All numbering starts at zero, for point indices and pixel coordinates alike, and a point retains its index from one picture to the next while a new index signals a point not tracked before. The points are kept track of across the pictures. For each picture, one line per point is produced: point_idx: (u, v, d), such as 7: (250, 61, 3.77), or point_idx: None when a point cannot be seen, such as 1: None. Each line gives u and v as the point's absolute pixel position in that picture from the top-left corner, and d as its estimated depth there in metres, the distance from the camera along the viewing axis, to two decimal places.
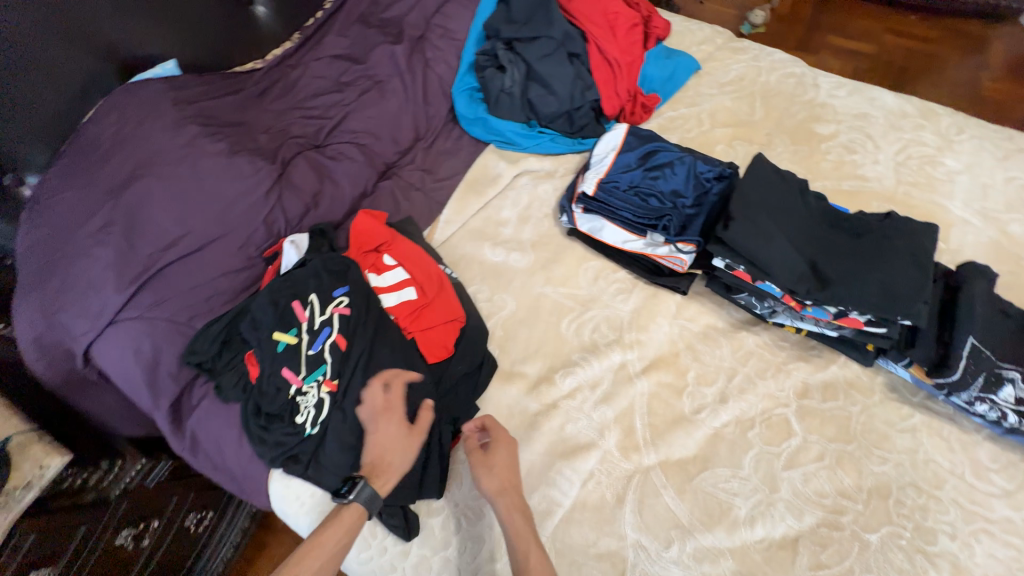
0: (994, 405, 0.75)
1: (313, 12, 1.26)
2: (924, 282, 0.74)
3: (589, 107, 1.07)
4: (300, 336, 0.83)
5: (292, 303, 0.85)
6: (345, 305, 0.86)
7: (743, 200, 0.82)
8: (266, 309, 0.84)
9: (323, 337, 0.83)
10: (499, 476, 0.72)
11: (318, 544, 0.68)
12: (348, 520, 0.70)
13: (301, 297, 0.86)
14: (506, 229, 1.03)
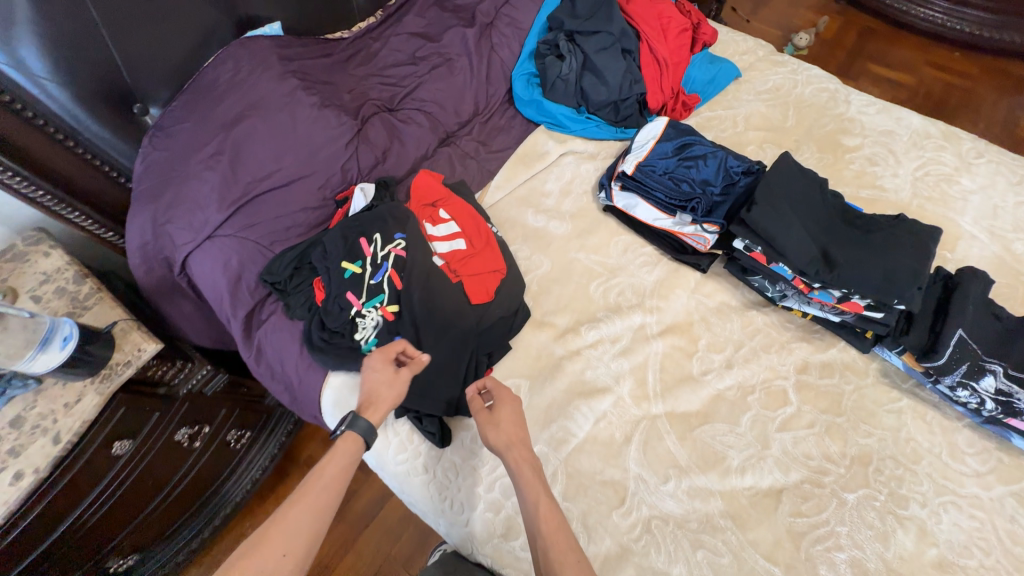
0: (974, 392, 0.84)
1: None
2: (923, 273, 0.83)
3: (635, 100, 1.18)
4: (363, 267, 0.96)
5: (359, 239, 0.98)
6: (403, 247, 0.99)
7: (767, 189, 0.92)
8: (337, 241, 0.99)
9: (383, 272, 0.96)
10: (507, 430, 0.78)
11: (317, 476, 0.73)
12: (345, 450, 0.76)
13: (365, 236, 0.99)
14: (548, 200, 1.15)
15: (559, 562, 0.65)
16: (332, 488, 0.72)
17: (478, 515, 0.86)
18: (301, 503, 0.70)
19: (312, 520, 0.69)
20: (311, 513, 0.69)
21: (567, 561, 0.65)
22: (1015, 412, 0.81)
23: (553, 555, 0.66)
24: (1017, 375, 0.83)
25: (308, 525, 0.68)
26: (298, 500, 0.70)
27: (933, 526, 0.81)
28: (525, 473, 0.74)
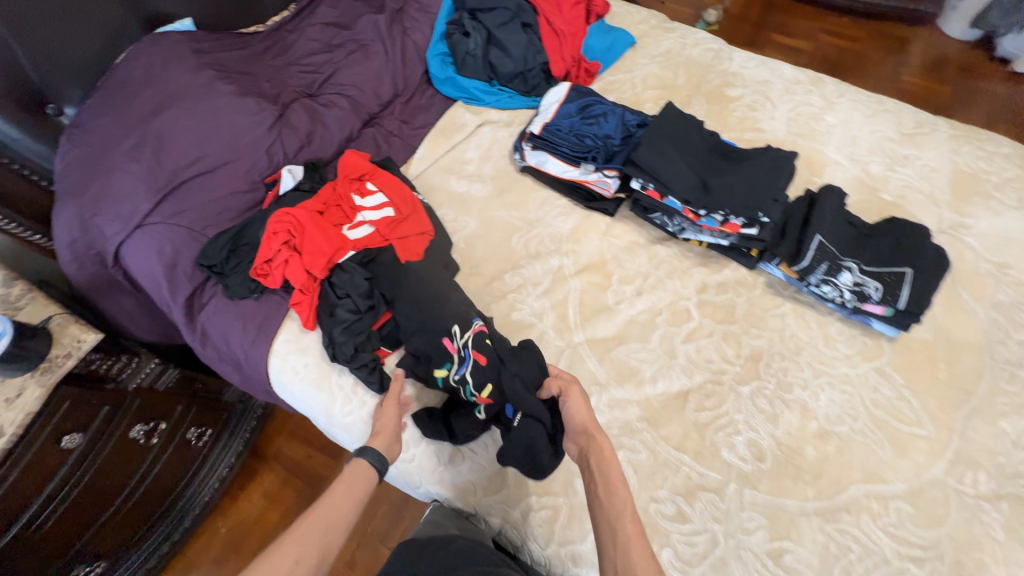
0: (835, 286, 0.98)
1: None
2: (776, 188, 0.99)
3: (540, 69, 1.30)
4: (450, 367, 0.93)
5: (442, 340, 0.93)
6: (481, 325, 0.96)
7: (654, 133, 1.05)
8: (424, 346, 0.95)
9: (467, 366, 0.90)
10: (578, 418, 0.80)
11: (330, 496, 0.76)
12: (348, 473, 0.80)
13: (448, 330, 0.94)
14: (469, 166, 1.24)
15: (639, 567, 0.64)
16: (340, 515, 0.74)
17: (422, 453, 0.95)
18: (314, 520, 0.72)
19: (318, 543, 0.70)
20: (320, 532, 0.71)
21: (645, 570, 0.64)
22: (867, 298, 0.96)
23: (636, 561, 0.64)
24: (869, 270, 0.98)
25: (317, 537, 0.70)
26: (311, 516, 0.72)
27: (814, 404, 0.95)
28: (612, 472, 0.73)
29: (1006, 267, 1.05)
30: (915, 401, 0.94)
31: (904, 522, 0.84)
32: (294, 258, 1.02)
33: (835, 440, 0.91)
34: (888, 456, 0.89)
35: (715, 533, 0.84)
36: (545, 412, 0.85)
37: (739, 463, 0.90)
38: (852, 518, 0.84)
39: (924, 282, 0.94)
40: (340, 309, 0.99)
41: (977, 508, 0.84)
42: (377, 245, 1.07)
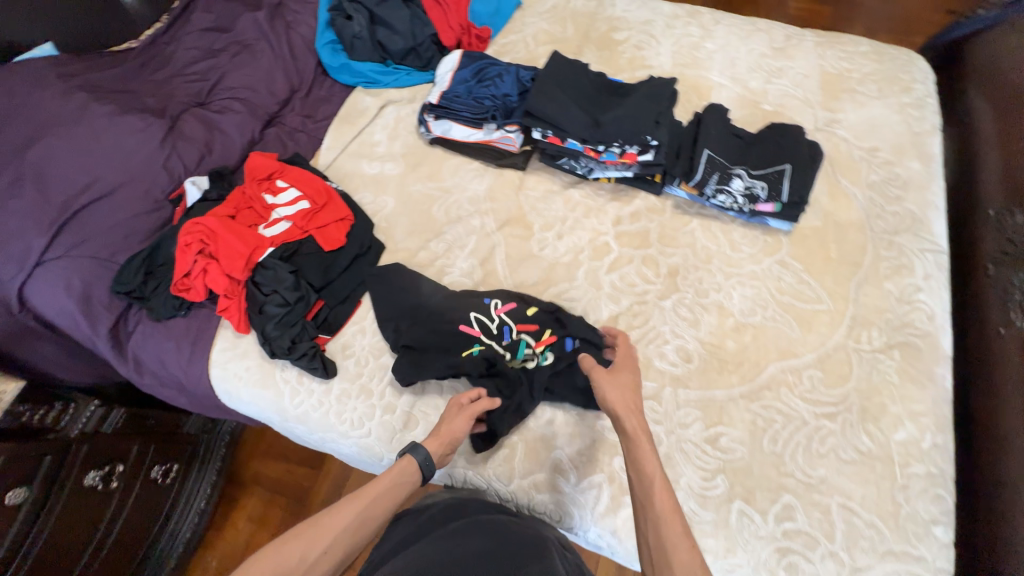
0: (729, 194, 1.06)
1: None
2: (657, 111, 1.07)
3: (429, 41, 1.32)
4: (485, 344, 0.99)
5: (460, 327, 0.99)
6: (501, 304, 1.02)
7: (543, 81, 1.11)
8: (431, 338, 0.98)
9: (512, 333, 0.99)
10: (616, 399, 0.78)
11: (371, 486, 0.72)
12: (399, 468, 0.76)
13: (465, 318, 1.01)
14: (379, 148, 1.25)
15: (672, 542, 0.64)
16: (381, 506, 0.71)
17: (378, 425, 0.96)
18: (354, 509, 0.69)
19: (351, 534, 0.67)
20: (355, 523, 0.68)
21: (680, 547, 0.63)
22: (757, 199, 1.05)
23: (665, 535, 0.65)
24: (755, 174, 1.07)
25: (351, 527, 0.67)
26: (348, 506, 0.69)
27: (729, 303, 1.03)
28: (642, 449, 0.73)
29: (875, 152, 1.17)
30: (813, 281, 1.04)
31: (816, 386, 0.93)
32: (212, 265, 1.00)
33: (750, 330, 1.00)
34: (796, 334, 0.99)
35: (657, 434, 0.91)
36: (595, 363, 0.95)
37: (670, 368, 0.97)
38: (773, 393, 0.93)
39: (801, 176, 1.04)
40: (269, 305, 0.99)
41: (874, 361, 0.95)
42: (297, 238, 1.08)
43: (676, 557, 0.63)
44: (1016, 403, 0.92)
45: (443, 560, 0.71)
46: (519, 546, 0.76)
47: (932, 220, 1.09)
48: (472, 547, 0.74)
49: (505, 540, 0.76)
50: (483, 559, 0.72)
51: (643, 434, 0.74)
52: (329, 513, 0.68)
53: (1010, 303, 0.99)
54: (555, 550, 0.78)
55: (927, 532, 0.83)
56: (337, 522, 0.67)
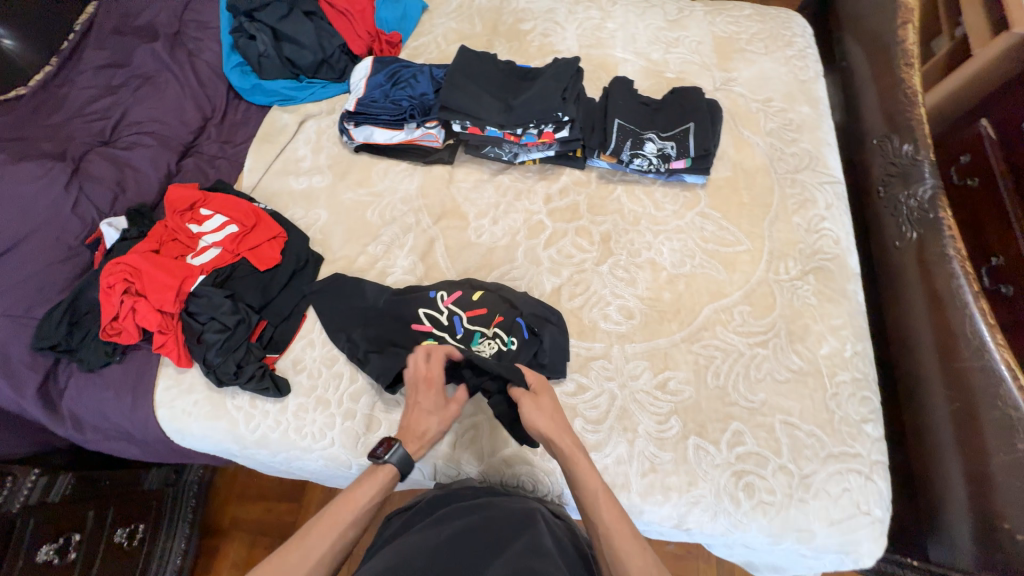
0: (644, 157, 1.13)
1: (58, 28, 1.27)
2: (561, 88, 1.12)
3: (339, 52, 1.33)
4: (441, 337, 1.00)
5: (413, 325, 1.01)
6: (449, 296, 1.03)
7: (453, 75, 1.15)
8: (393, 328, 1.02)
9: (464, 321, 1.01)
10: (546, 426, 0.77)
11: (351, 500, 0.72)
12: (378, 479, 0.75)
13: (416, 316, 1.02)
14: (304, 163, 1.25)
15: (625, 552, 0.67)
16: (362, 520, 0.72)
17: (340, 433, 0.95)
18: (334, 529, 0.69)
19: (331, 552, 0.68)
20: (336, 541, 0.69)
21: (632, 555, 0.66)
22: (669, 157, 1.12)
23: (618, 545, 0.67)
24: (665, 136, 1.14)
25: (333, 546, 0.68)
26: (328, 525, 0.69)
27: (660, 258, 1.10)
28: (581, 470, 0.74)
29: (769, 102, 1.28)
30: (732, 225, 1.12)
31: (746, 319, 1.01)
32: (141, 302, 0.96)
33: (683, 280, 1.07)
34: (724, 275, 1.06)
35: (612, 390, 0.96)
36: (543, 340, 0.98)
37: (615, 327, 1.02)
38: (711, 333, 1.00)
39: (704, 130, 1.12)
40: (208, 332, 0.96)
41: (794, 288, 1.04)
42: (229, 262, 1.05)
43: (632, 566, 0.65)
44: (917, 304, 1.02)
45: (429, 544, 0.70)
46: (506, 522, 0.75)
47: (826, 156, 1.20)
48: (458, 528, 0.73)
49: (492, 518, 0.76)
50: (469, 538, 0.71)
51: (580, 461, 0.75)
52: (308, 535, 0.69)
53: (901, 219, 1.11)
54: (542, 520, 0.77)
55: (859, 431, 0.91)
56: (315, 547, 0.67)
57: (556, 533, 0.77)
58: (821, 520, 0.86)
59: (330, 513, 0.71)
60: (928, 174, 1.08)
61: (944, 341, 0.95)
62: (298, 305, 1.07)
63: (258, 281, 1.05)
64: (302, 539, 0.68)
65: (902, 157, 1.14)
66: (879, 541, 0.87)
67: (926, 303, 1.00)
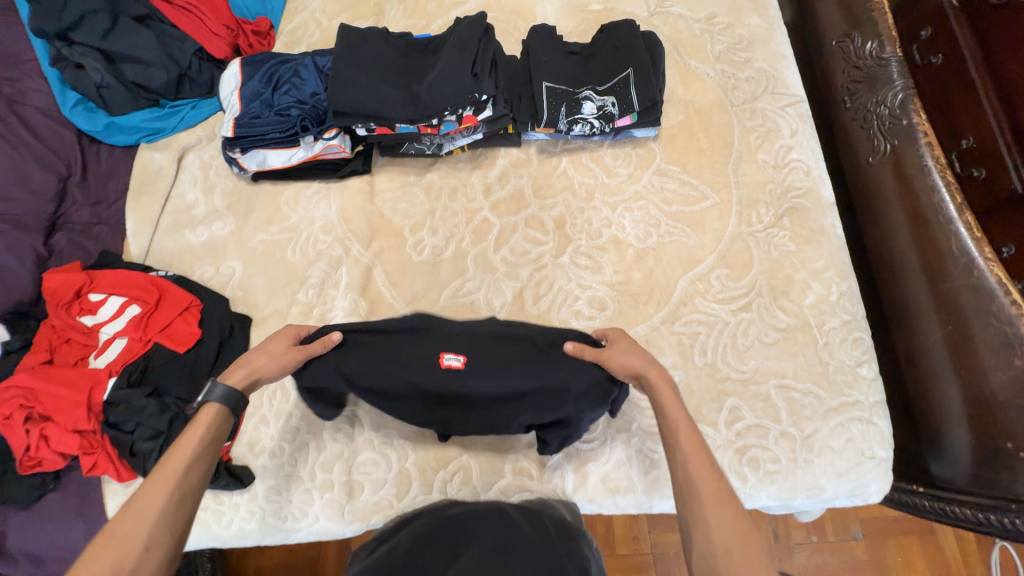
0: (584, 122, 0.97)
1: None
2: (471, 60, 0.93)
3: (196, 59, 1.08)
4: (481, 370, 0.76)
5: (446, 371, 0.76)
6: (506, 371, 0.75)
7: (338, 67, 0.94)
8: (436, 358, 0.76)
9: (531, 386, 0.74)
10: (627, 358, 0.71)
11: (176, 453, 0.60)
12: (205, 420, 0.64)
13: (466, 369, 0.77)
14: (198, 209, 1.06)
15: (697, 473, 0.58)
16: (202, 462, 0.61)
17: (322, 507, 0.87)
18: (168, 480, 0.57)
19: (172, 508, 0.56)
20: (175, 496, 0.57)
21: (705, 476, 0.57)
22: (612, 117, 0.97)
23: (692, 469, 0.58)
24: (603, 89, 0.98)
25: (170, 502, 0.56)
26: (157, 483, 0.57)
27: (623, 233, 0.98)
28: (663, 395, 0.66)
29: (713, 18, 1.10)
30: (694, 178, 1.00)
31: (725, 283, 0.93)
32: (50, 428, 0.82)
33: (651, 254, 0.96)
34: (694, 239, 0.96)
35: None
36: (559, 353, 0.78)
37: (590, 323, 0.94)
38: (691, 307, 0.92)
39: (646, 75, 0.95)
40: (139, 441, 0.84)
41: (769, 238, 0.95)
42: (141, 351, 0.91)
43: (703, 488, 0.57)
44: (897, 225, 0.95)
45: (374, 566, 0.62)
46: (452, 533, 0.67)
47: (784, 72, 1.06)
48: (404, 546, 0.66)
49: (439, 534, 0.67)
50: (412, 557, 0.63)
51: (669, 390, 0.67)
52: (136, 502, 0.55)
53: (871, 130, 1.01)
54: (494, 520, 0.69)
55: (855, 376, 0.88)
56: (153, 504, 0.55)
57: (511, 522, 0.69)
58: (829, 475, 0.84)
59: (160, 468, 0.59)
60: (896, 76, 0.99)
61: (930, 263, 0.90)
62: None
63: (184, 365, 0.91)
64: (128, 508, 0.54)
65: (866, 59, 1.03)
66: (886, 478, 0.86)
67: (906, 222, 0.94)
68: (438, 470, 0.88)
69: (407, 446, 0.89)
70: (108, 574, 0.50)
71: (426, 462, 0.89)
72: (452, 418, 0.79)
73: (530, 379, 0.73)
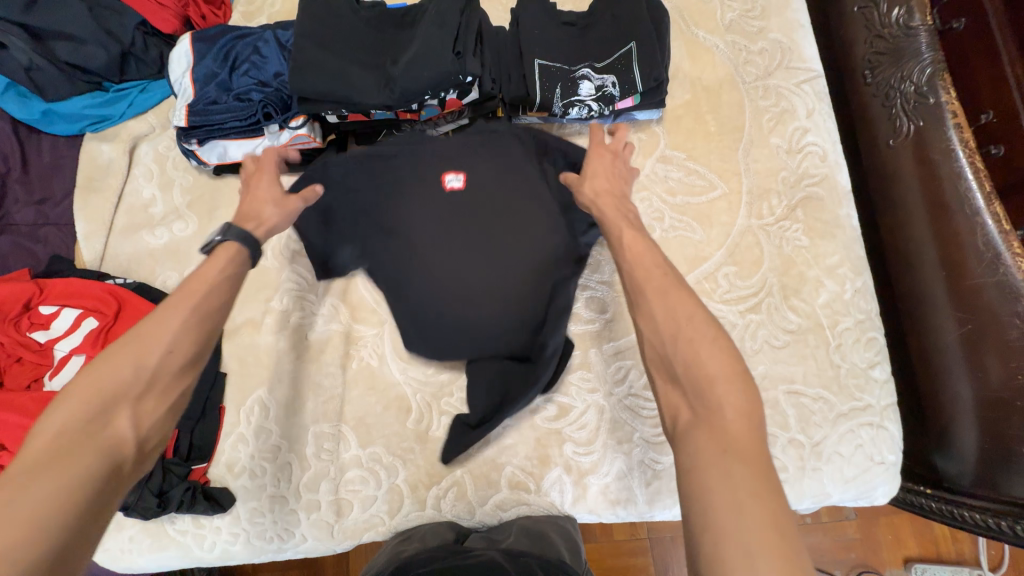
0: (581, 105, 0.87)
1: None
2: (452, 36, 0.81)
3: (140, 34, 0.95)
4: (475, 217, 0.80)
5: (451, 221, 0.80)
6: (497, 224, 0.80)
7: (301, 46, 0.82)
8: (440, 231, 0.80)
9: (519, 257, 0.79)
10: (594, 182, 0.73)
11: (195, 282, 0.60)
12: (224, 258, 0.63)
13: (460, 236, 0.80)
14: (155, 208, 0.96)
15: (645, 276, 0.59)
16: (212, 300, 0.60)
17: (309, 527, 0.83)
18: (181, 308, 0.58)
19: (173, 342, 0.56)
20: (179, 333, 0.56)
21: (653, 275, 0.58)
22: (613, 99, 0.87)
23: (643, 281, 0.58)
24: (601, 67, 0.87)
25: (175, 333, 0.56)
26: (172, 305, 0.57)
27: None
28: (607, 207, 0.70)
29: None
30: (701, 166, 0.92)
31: (733, 281, 0.86)
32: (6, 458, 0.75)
33: None
34: (700, 234, 0.89)
35: (597, 403, 0.85)
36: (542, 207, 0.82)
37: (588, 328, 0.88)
38: None
39: (650, 50, 0.85)
40: None
41: (781, 231, 0.88)
42: None
43: (648, 293, 0.57)
44: (915, 213, 0.89)
45: None
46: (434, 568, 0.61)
47: (801, 43, 0.96)
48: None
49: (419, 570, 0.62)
50: None
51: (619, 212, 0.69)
52: (148, 319, 0.57)
53: (893, 109, 0.92)
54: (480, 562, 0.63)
55: (868, 379, 0.83)
56: (166, 324, 0.56)
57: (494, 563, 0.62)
58: (836, 482, 0.81)
59: (168, 302, 0.58)
60: (924, 48, 0.89)
61: (951, 257, 0.83)
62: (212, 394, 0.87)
63: None
64: (144, 321, 0.56)
65: (892, 27, 0.93)
66: (894, 481, 0.83)
67: (926, 212, 0.87)
68: (430, 486, 0.84)
69: (396, 463, 0.85)
70: (118, 379, 0.52)
71: (417, 478, 0.84)
72: (478, 332, 0.80)
73: (529, 257, 0.80)
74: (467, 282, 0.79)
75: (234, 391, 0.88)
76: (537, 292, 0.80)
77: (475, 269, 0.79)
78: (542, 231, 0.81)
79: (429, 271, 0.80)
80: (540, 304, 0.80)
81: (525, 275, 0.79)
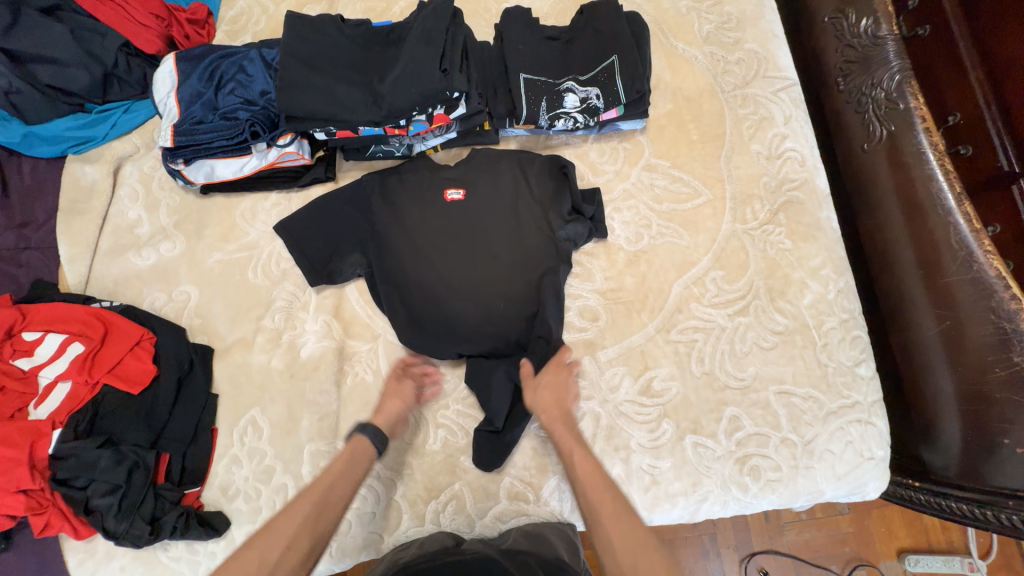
0: (566, 117, 0.89)
1: None
2: (438, 53, 0.82)
3: (123, 54, 0.95)
4: (462, 218, 0.90)
5: (446, 226, 0.90)
6: (481, 222, 0.89)
7: (288, 66, 0.83)
8: (435, 229, 0.89)
9: (501, 246, 0.88)
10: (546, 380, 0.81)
11: (322, 480, 0.71)
12: (353, 450, 0.75)
13: (449, 236, 0.89)
14: (142, 229, 0.95)
15: (597, 508, 0.68)
16: (341, 497, 0.70)
17: None
18: (304, 503, 0.68)
19: (293, 542, 0.64)
20: (299, 527, 0.66)
21: (612, 515, 0.67)
22: (597, 110, 0.89)
23: (602, 512, 0.67)
24: (585, 80, 0.89)
25: (296, 530, 0.65)
26: (295, 510, 0.67)
27: (612, 237, 0.92)
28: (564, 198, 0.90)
29: None
30: (685, 173, 0.94)
31: (721, 286, 0.88)
32: None
33: (643, 258, 0.91)
34: (688, 240, 0.91)
35: (593, 410, 0.85)
36: (525, 207, 0.90)
37: (581, 335, 0.88)
38: (686, 314, 0.88)
39: (632, 63, 0.87)
40: (94, 497, 0.76)
41: (765, 235, 0.90)
42: (89, 395, 0.81)
43: (604, 510, 0.67)
44: (892, 215, 0.92)
45: None
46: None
47: (776, 53, 0.99)
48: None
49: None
50: None
51: (569, 432, 0.76)
52: (274, 524, 0.66)
53: (866, 114, 0.96)
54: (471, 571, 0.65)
55: (854, 376, 0.85)
56: (289, 525, 0.66)
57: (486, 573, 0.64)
58: (828, 479, 0.83)
59: (293, 503, 0.68)
60: (893, 56, 0.93)
61: (928, 255, 0.86)
62: (205, 416, 0.86)
63: (141, 408, 0.83)
64: (270, 525, 0.66)
65: (861, 37, 0.97)
66: (884, 476, 0.85)
67: (902, 212, 0.90)
68: (429, 502, 0.83)
69: (394, 478, 0.84)
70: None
71: (415, 492, 0.84)
72: (464, 327, 0.85)
73: (513, 250, 0.88)
74: (460, 279, 0.87)
75: (227, 412, 0.87)
76: (525, 290, 0.86)
77: (470, 268, 0.88)
78: (525, 226, 0.89)
79: (424, 267, 0.88)
80: (525, 305, 0.86)
81: (510, 267, 0.88)
